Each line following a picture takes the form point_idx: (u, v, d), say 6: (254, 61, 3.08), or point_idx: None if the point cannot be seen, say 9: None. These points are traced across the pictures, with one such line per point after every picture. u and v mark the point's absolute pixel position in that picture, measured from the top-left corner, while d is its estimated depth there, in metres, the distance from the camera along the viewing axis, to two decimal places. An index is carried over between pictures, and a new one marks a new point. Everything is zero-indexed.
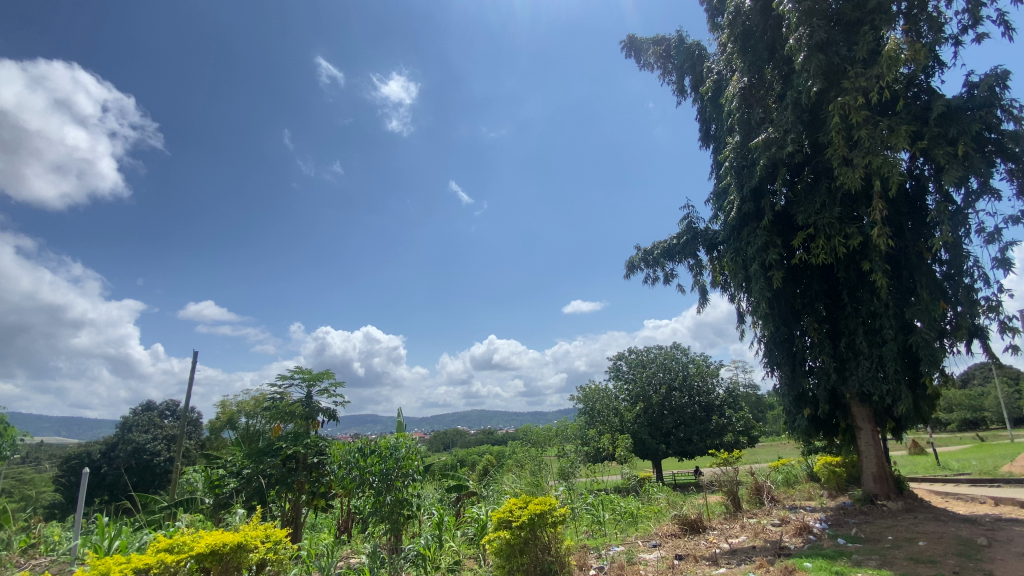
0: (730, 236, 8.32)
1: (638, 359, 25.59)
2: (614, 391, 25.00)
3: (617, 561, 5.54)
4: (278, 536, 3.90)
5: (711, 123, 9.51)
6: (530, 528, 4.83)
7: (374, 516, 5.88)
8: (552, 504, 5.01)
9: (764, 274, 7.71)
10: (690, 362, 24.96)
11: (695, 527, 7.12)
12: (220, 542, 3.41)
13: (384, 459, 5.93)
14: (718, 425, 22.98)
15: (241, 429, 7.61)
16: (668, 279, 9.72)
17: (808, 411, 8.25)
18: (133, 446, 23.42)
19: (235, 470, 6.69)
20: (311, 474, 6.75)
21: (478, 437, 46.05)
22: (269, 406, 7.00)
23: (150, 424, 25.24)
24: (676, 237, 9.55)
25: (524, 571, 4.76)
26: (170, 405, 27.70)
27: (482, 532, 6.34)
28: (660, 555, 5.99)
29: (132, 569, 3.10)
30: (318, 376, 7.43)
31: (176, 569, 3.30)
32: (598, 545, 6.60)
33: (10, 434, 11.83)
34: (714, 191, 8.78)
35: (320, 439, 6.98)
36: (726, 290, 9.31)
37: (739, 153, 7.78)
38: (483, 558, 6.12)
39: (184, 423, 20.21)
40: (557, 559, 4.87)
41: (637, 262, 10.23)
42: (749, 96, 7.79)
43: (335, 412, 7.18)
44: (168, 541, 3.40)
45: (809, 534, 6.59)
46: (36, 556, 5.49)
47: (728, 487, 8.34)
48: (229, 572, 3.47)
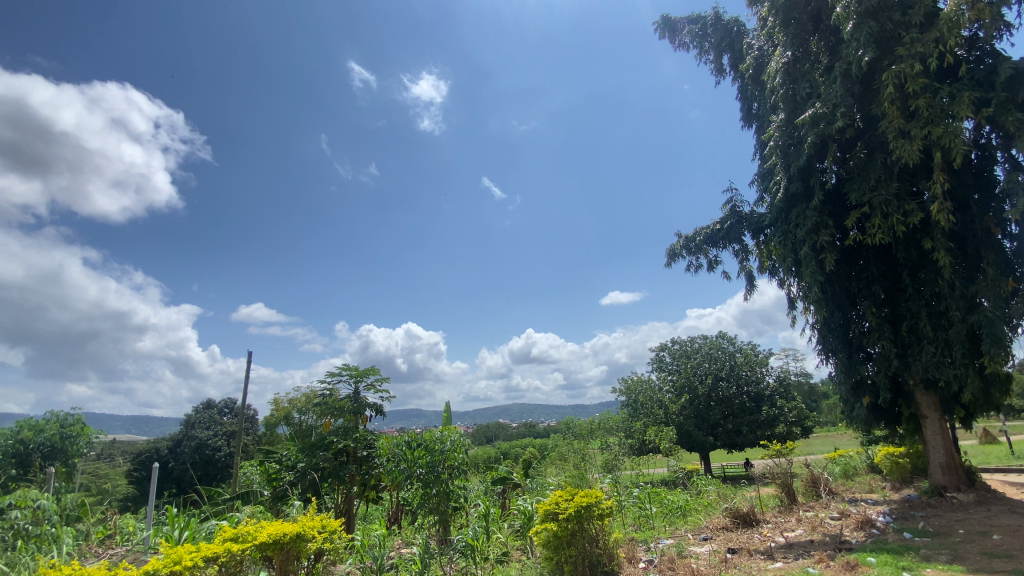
0: (778, 218, 7.98)
1: (682, 349, 25.16)
2: (658, 382, 24.61)
3: (667, 554, 5.43)
4: (334, 526, 3.99)
5: (753, 102, 9.14)
6: (578, 521, 4.78)
7: (423, 508, 6.01)
8: (599, 496, 4.95)
9: (816, 257, 7.35)
10: (738, 351, 24.34)
11: (747, 520, 6.90)
12: (280, 532, 3.55)
13: (431, 452, 6.06)
14: (769, 416, 22.25)
15: (294, 425, 7.89)
16: (712, 265, 9.43)
17: (868, 399, 7.82)
18: (196, 442, 24.86)
19: (291, 464, 6.94)
20: (362, 466, 7.00)
21: (522, 430, 46.24)
22: (319, 402, 7.26)
23: (211, 420, 26.66)
24: (719, 222, 9.25)
25: (572, 563, 4.75)
26: (228, 402, 29.15)
27: (529, 524, 6.34)
28: (712, 548, 5.84)
29: (202, 557, 3.26)
30: (365, 372, 7.65)
31: (242, 557, 3.45)
32: (647, 538, 6.51)
33: (87, 432, 12.73)
34: (759, 172, 8.44)
35: (368, 434, 7.23)
36: (774, 275, 8.95)
37: (785, 131, 7.43)
38: (531, 550, 6.12)
39: (243, 419, 21.27)
40: (604, 551, 4.94)
41: (678, 249, 9.98)
42: (794, 71, 7.41)
43: (381, 406, 7.38)
44: (233, 531, 3.56)
45: (871, 528, 6.27)
46: (112, 546, 5.87)
47: (781, 479, 8.03)
48: (291, 559, 3.62)
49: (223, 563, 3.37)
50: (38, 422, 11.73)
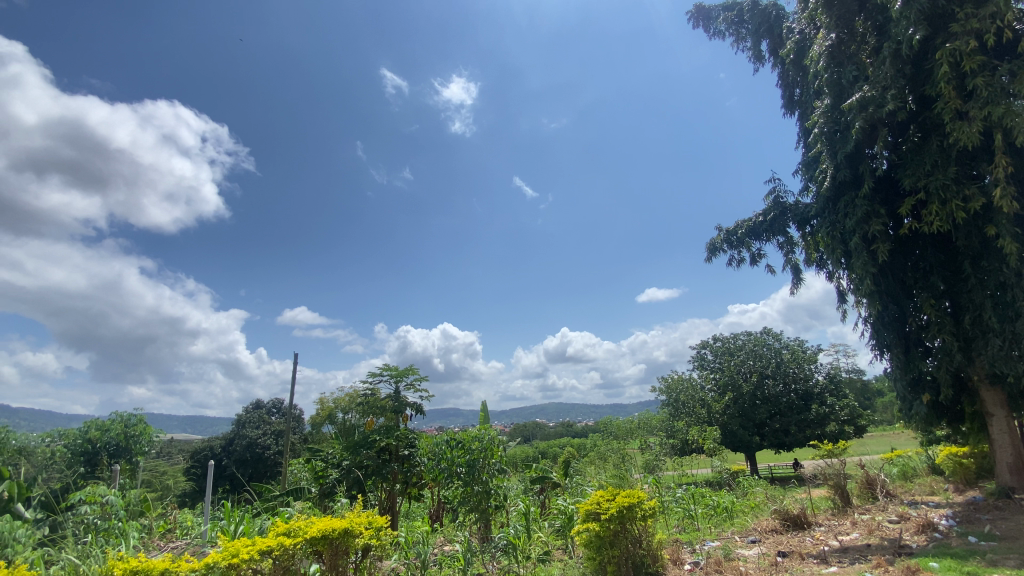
0: (825, 208, 7.65)
1: (725, 346, 24.54)
2: (699, 381, 24.05)
3: (714, 556, 5.30)
4: (380, 523, 4.08)
5: (795, 88, 8.81)
6: (620, 521, 4.71)
7: (463, 506, 6.07)
8: (641, 497, 4.86)
9: (867, 247, 7.00)
10: (784, 348, 23.55)
11: (798, 523, 6.64)
12: (329, 528, 3.66)
13: (469, 450, 6.13)
14: (819, 415, 21.35)
15: (339, 424, 8.10)
16: (755, 259, 9.13)
17: (928, 396, 7.39)
18: (247, 441, 25.97)
19: (336, 462, 7.14)
20: (404, 464, 7.14)
21: (559, 430, 46.02)
22: (361, 401, 7.48)
23: (260, 420, 27.75)
24: (762, 214, 8.95)
25: (616, 564, 4.70)
26: (276, 402, 30.26)
27: (570, 524, 6.29)
28: (760, 551, 5.65)
29: (257, 551, 3.39)
30: (404, 372, 7.78)
31: (294, 552, 3.57)
32: (692, 540, 6.36)
33: (148, 432, 13.46)
34: (804, 161, 8.12)
35: (409, 433, 7.37)
36: (823, 267, 8.58)
37: (830, 117, 7.11)
38: (572, 549, 6.07)
39: (290, 418, 22.03)
40: (649, 552, 4.86)
41: (719, 243, 9.71)
42: (838, 54, 7.09)
43: (421, 406, 7.50)
44: (285, 526, 3.70)
45: (933, 532, 5.92)
46: (173, 539, 6.20)
47: (834, 481, 7.69)
48: (340, 554, 3.73)
49: (278, 556, 3.49)
50: (105, 422, 12.47)
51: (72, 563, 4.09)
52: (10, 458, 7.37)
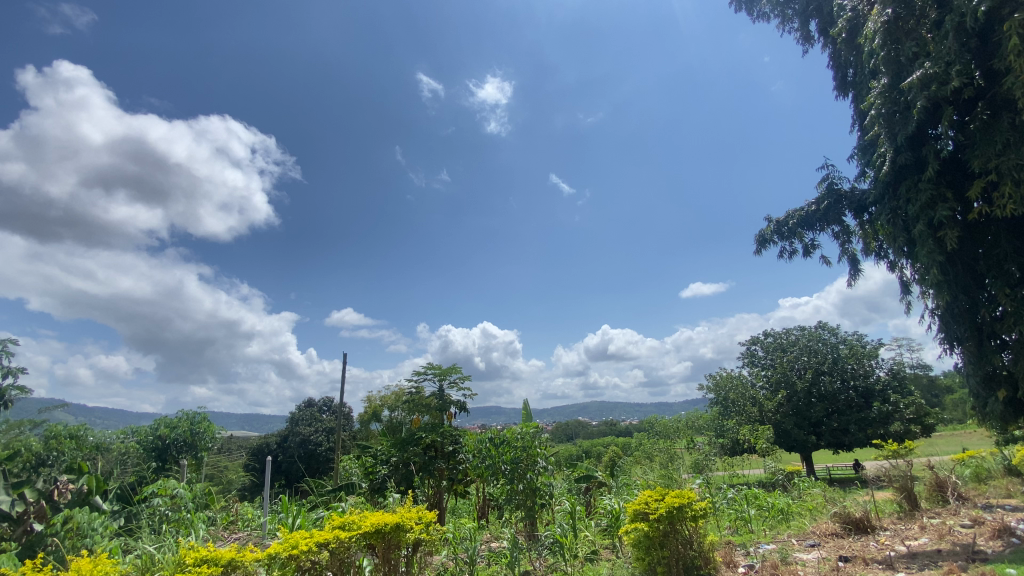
0: (884, 195, 7.23)
1: (777, 342, 23.70)
2: (750, 378, 23.29)
3: (770, 560, 5.10)
4: (429, 519, 4.15)
5: (848, 68, 8.35)
6: (669, 522, 4.61)
7: (509, 503, 6.09)
8: (691, 498, 4.74)
9: (933, 235, 6.56)
10: (842, 343, 22.46)
11: (861, 526, 6.31)
12: (382, 522, 3.75)
13: (513, 448, 6.15)
14: (881, 413, 20.19)
15: (385, 422, 8.29)
16: (808, 250, 8.73)
17: (1005, 393, 6.84)
18: (301, 437, 27.09)
19: (385, 459, 7.32)
20: (449, 461, 7.27)
21: (603, 428, 45.64)
22: (408, 399, 7.76)
23: (312, 418, 28.85)
24: (815, 203, 8.55)
25: (665, 565, 4.59)
26: (327, 400, 31.41)
27: (617, 523, 6.21)
28: (820, 556, 5.41)
29: (314, 543, 3.52)
30: (448, 370, 7.91)
31: (350, 545, 3.69)
32: (745, 542, 6.15)
33: (212, 429, 14.25)
34: (860, 145, 7.70)
35: (453, 430, 7.49)
36: (883, 257, 8.11)
37: (888, 98, 6.71)
38: (620, 549, 5.99)
39: (341, 416, 22.78)
40: (700, 554, 4.70)
41: (769, 234, 9.35)
42: (895, 30, 6.67)
43: (464, 403, 7.61)
44: (341, 519, 3.83)
45: (1012, 538, 5.50)
46: (235, 530, 6.54)
47: (899, 482, 7.25)
48: (392, 548, 3.83)
49: (334, 549, 3.61)
50: (173, 420, 13.31)
51: (148, 552, 4.28)
52: (91, 454, 7.97)
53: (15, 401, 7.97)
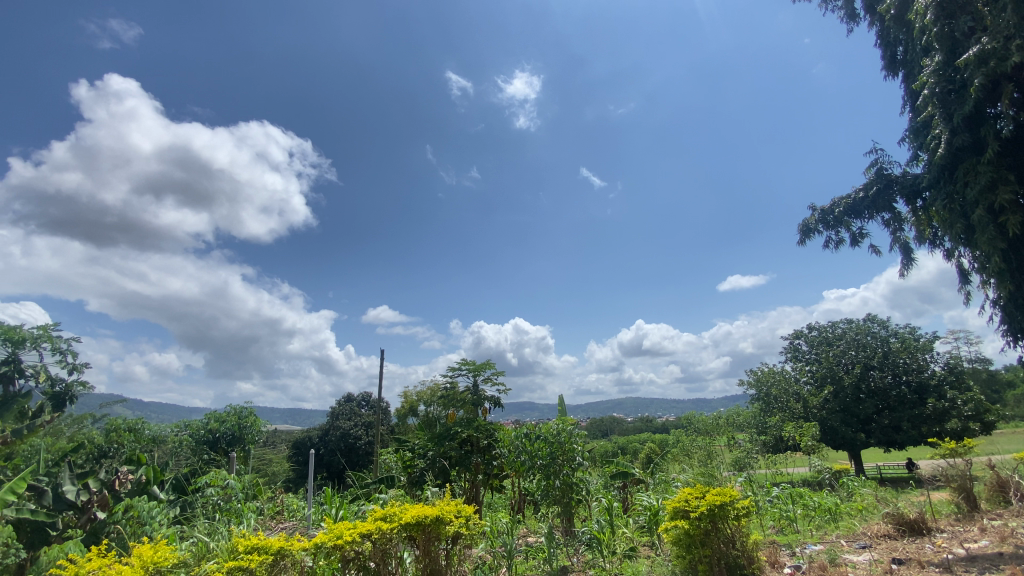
0: (938, 179, 6.83)
1: (823, 336, 22.97)
2: (793, 373, 22.68)
3: (818, 561, 4.92)
4: (468, 512, 4.19)
5: (897, 46, 7.91)
6: (711, 520, 4.52)
7: (546, 499, 6.09)
8: (734, 496, 4.61)
9: (994, 220, 6.16)
10: (893, 336, 21.38)
11: (916, 528, 6.00)
12: (422, 514, 3.81)
13: (549, 443, 6.13)
14: (936, 410, 19.14)
15: (422, 416, 8.43)
16: (856, 239, 8.35)
17: None
18: (342, 431, 27.90)
19: (422, 453, 7.44)
20: (485, 456, 7.32)
21: (639, 425, 45.23)
22: (443, 394, 7.87)
23: (352, 412, 29.64)
24: (863, 189, 8.16)
25: (707, 564, 4.48)
26: (365, 395, 32.21)
27: (656, 520, 6.11)
28: (872, 558, 5.18)
29: (358, 534, 3.61)
30: (482, 366, 7.96)
31: (391, 535, 3.77)
32: (790, 542, 5.94)
33: (258, 423, 14.83)
34: (912, 127, 7.29)
35: (487, 425, 7.54)
36: (938, 244, 7.67)
37: (942, 77, 6.33)
38: (660, 546, 5.90)
39: (379, 411, 23.31)
40: (744, 554, 4.55)
41: (813, 224, 8.99)
42: (949, 4, 6.27)
43: (499, 398, 7.65)
44: (382, 511, 3.90)
45: None
46: (281, 520, 6.79)
47: (957, 483, 6.88)
48: (432, 540, 3.88)
49: (376, 539, 3.70)
50: (222, 414, 13.94)
51: (202, 540, 4.47)
52: (148, 447, 8.44)
53: (80, 396, 8.50)
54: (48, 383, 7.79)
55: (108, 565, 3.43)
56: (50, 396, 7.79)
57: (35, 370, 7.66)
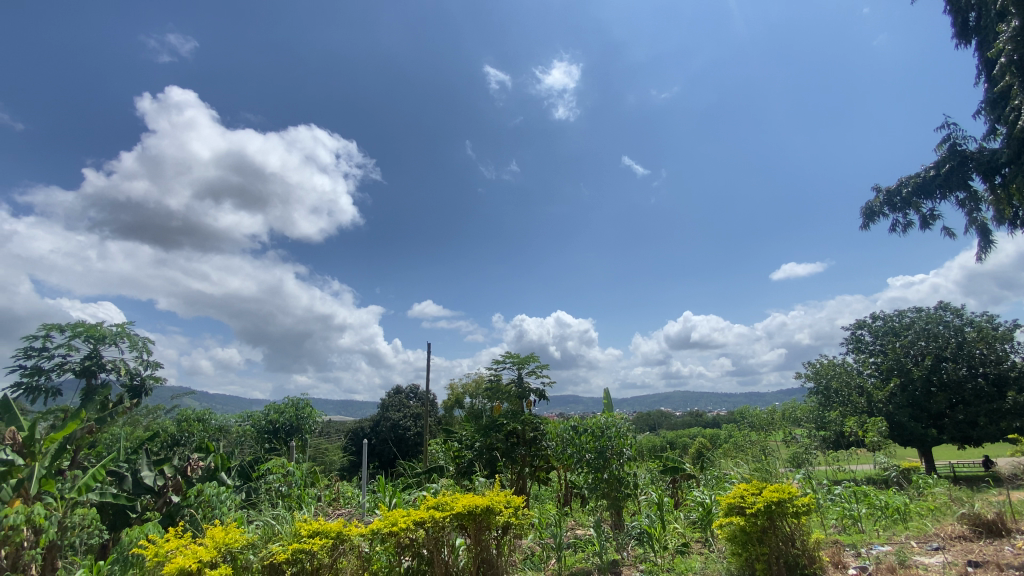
0: (1020, 154, 6.26)
1: (888, 325, 21.66)
2: (856, 366, 21.55)
3: (885, 562, 4.66)
4: (518, 503, 4.23)
5: (969, 12, 7.29)
6: (768, 517, 4.36)
7: (594, 492, 6.05)
8: (793, 492, 4.44)
9: None
10: (968, 325, 19.86)
11: (996, 531, 5.57)
12: (473, 504, 3.89)
13: (597, 437, 6.09)
14: (1020, 404, 17.63)
15: (468, 408, 8.57)
16: (926, 222, 7.78)
17: None
18: (392, 422, 28.80)
19: (469, 444, 7.58)
20: (531, 448, 7.35)
21: (687, 419, 44.28)
22: (489, 386, 7.97)
23: (401, 404, 30.53)
24: (933, 167, 7.61)
25: (765, 563, 4.31)
26: (413, 387, 33.08)
27: (708, 516, 5.95)
28: (946, 560, 4.86)
29: (412, 521, 3.73)
30: (526, 359, 7.99)
31: (444, 523, 3.86)
32: (855, 543, 5.64)
33: (314, 414, 15.52)
34: (989, 99, 6.72)
35: (533, 417, 7.57)
36: (1021, 225, 7.05)
37: (1020, 43, 5.65)
38: (714, 542, 5.74)
39: (427, 403, 23.83)
40: (805, 554, 4.34)
41: (877, 206, 8.46)
42: None
43: (544, 391, 7.68)
44: (434, 500, 3.99)
45: None
46: (338, 506, 7.07)
47: None
48: (482, 529, 3.95)
49: (430, 527, 3.79)
50: (281, 405, 14.68)
51: (267, 523, 4.71)
52: (215, 435, 8.99)
53: (154, 388, 9.16)
54: (127, 376, 8.45)
55: (184, 545, 3.68)
56: (128, 388, 8.44)
57: (115, 365, 8.31)
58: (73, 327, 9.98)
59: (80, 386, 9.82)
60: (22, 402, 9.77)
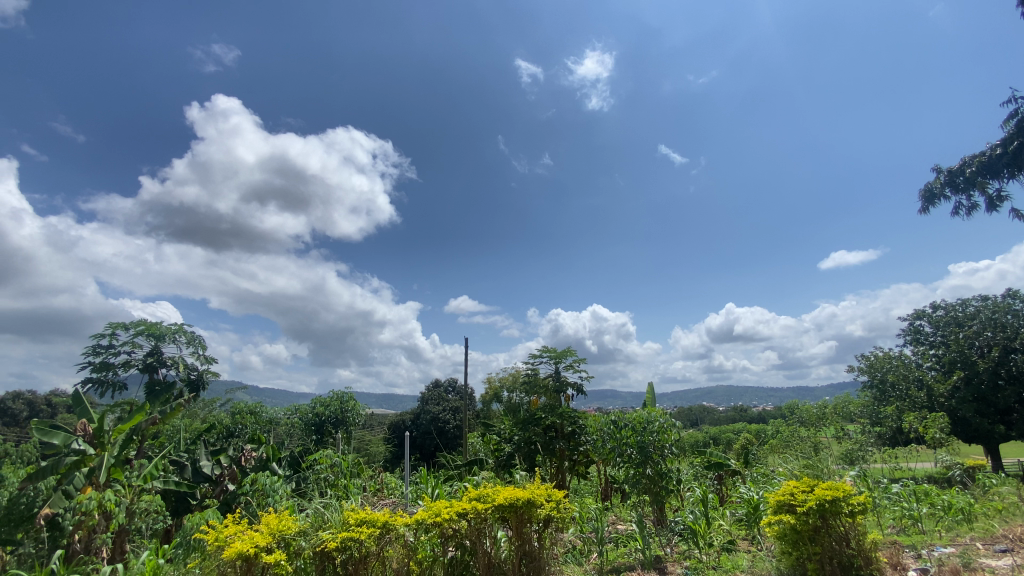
0: None
1: (950, 315, 20.48)
2: (914, 358, 20.45)
3: (948, 564, 4.41)
4: (559, 496, 4.22)
5: None
6: (821, 516, 4.21)
7: (636, 488, 5.97)
8: (848, 491, 4.25)
9: None
10: None
11: None
12: (514, 497, 3.92)
13: (639, 431, 6.02)
14: None
15: (507, 402, 8.62)
16: (994, 203, 7.25)
17: None
18: (432, 414, 29.34)
19: (508, 437, 7.65)
20: (570, 442, 7.34)
21: (731, 414, 43.10)
22: (526, 380, 7.99)
23: (440, 397, 31.06)
24: (1001, 144, 7.08)
25: (818, 562, 4.15)
26: (451, 381, 33.60)
27: (755, 513, 5.78)
28: (1015, 563, 4.55)
29: (455, 512, 3.78)
30: (563, 353, 7.96)
31: (486, 515, 3.90)
32: (915, 544, 5.36)
33: (358, 407, 15.99)
34: None
35: (571, 411, 7.53)
36: None
37: None
38: (762, 540, 5.57)
39: (466, 397, 24.06)
40: (861, 554, 4.14)
41: (938, 188, 7.95)
42: None
43: (582, 385, 7.65)
44: (476, 491, 4.03)
45: None
46: (382, 496, 7.26)
47: None
48: (524, 522, 3.96)
49: (473, 519, 3.84)
50: (327, 399, 15.19)
51: (317, 512, 4.88)
52: (266, 427, 9.40)
53: (209, 382, 9.65)
54: (185, 371, 8.95)
55: (241, 531, 3.87)
56: (187, 382, 8.95)
57: (174, 361, 8.81)
58: (136, 325, 10.63)
59: (143, 381, 10.45)
60: (92, 396, 10.50)
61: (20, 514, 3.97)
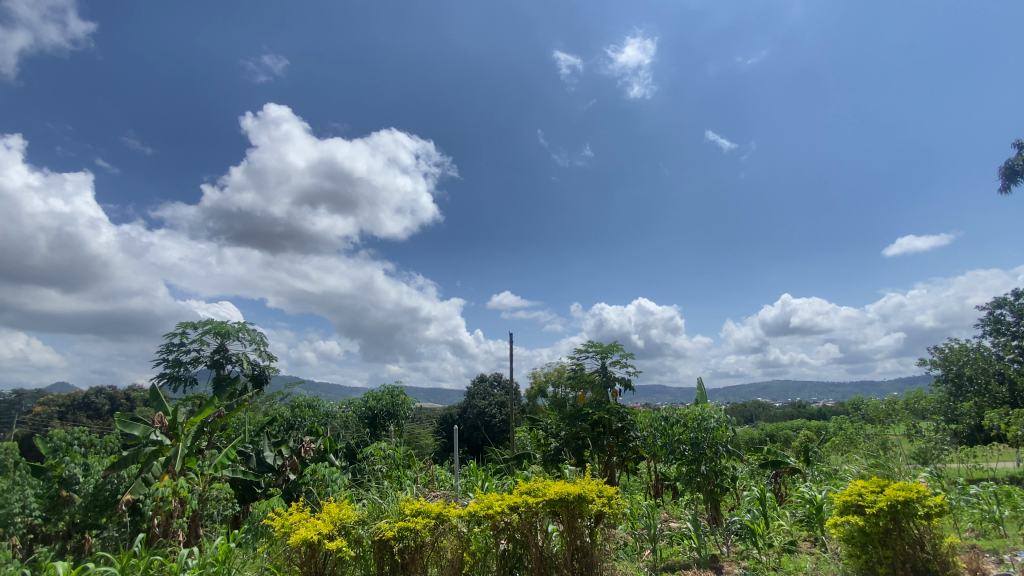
0: None
1: None
2: (994, 350, 18.87)
3: None
4: (611, 492, 4.17)
5: None
6: (892, 518, 3.97)
7: (689, 485, 5.83)
8: (922, 492, 3.98)
9: None
10: None
11: None
12: (565, 492, 3.90)
13: (692, 428, 5.87)
14: None
15: (553, 397, 8.63)
16: None
17: None
18: (478, 409, 29.72)
19: (555, 432, 7.66)
20: (618, 438, 7.28)
21: (788, 410, 41.25)
22: (572, 375, 7.97)
23: (486, 392, 31.39)
24: None
25: (889, 566, 3.94)
26: (497, 376, 33.88)
27: (818, 513, 5.53)
28: None
29: (507, 505, 3.82)
30: (609, 348, 7.88)
31: (535, 509, 3.92)
32: (998, 549, 4.97)
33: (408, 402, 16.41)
34: None
35: (619, 406, 7.44)
36: None
37: None
38: (826, 542, 5.32)
39: (512, 392, 24.18)
40: (937, 559, 3.87)
41: (1020, 164, 7.28)
42: None
43: (628, 380, 7.56)
44: (526, 486, 4.06)
45: None
46: (434, 488, 7.42)
47: None
48: (575, 518, 3.95)
49: (523, 512, 3.87)
50: (378, 393, 15.66)
51: (374, 501, 5.07)
52: (324, 420, 9.83)
53: (271, 377, 10.21)
54: (249, 368, 9.48)
55: (305, 519, 4.06)
56: (251, 378, 9.51)
57: (239, 358, 9.35)
58: (204, 325, 11.34)
59: (212, 376, 11.15)
60: (167, 391, 11.29)
61: (105, 500, 4.33)
